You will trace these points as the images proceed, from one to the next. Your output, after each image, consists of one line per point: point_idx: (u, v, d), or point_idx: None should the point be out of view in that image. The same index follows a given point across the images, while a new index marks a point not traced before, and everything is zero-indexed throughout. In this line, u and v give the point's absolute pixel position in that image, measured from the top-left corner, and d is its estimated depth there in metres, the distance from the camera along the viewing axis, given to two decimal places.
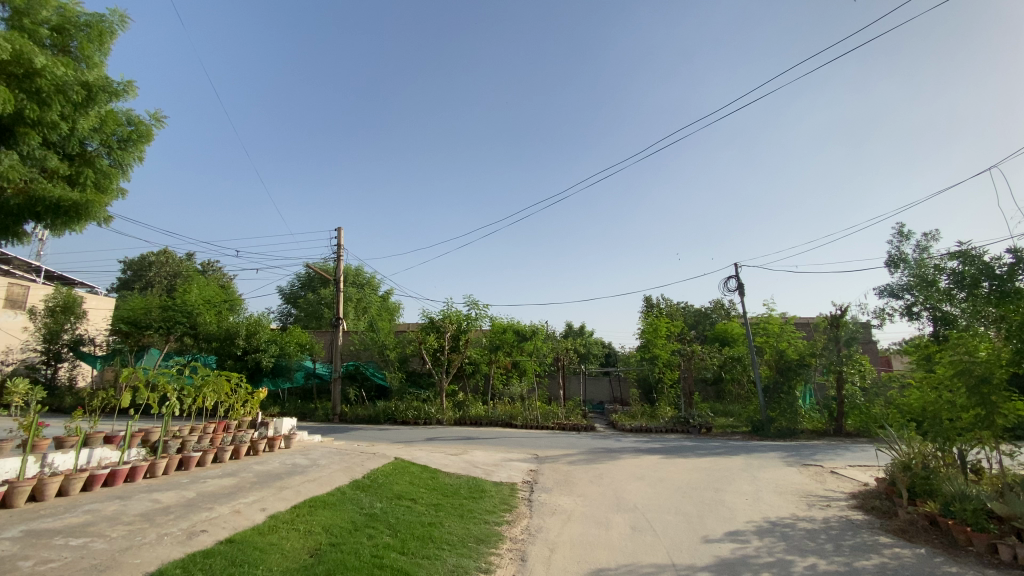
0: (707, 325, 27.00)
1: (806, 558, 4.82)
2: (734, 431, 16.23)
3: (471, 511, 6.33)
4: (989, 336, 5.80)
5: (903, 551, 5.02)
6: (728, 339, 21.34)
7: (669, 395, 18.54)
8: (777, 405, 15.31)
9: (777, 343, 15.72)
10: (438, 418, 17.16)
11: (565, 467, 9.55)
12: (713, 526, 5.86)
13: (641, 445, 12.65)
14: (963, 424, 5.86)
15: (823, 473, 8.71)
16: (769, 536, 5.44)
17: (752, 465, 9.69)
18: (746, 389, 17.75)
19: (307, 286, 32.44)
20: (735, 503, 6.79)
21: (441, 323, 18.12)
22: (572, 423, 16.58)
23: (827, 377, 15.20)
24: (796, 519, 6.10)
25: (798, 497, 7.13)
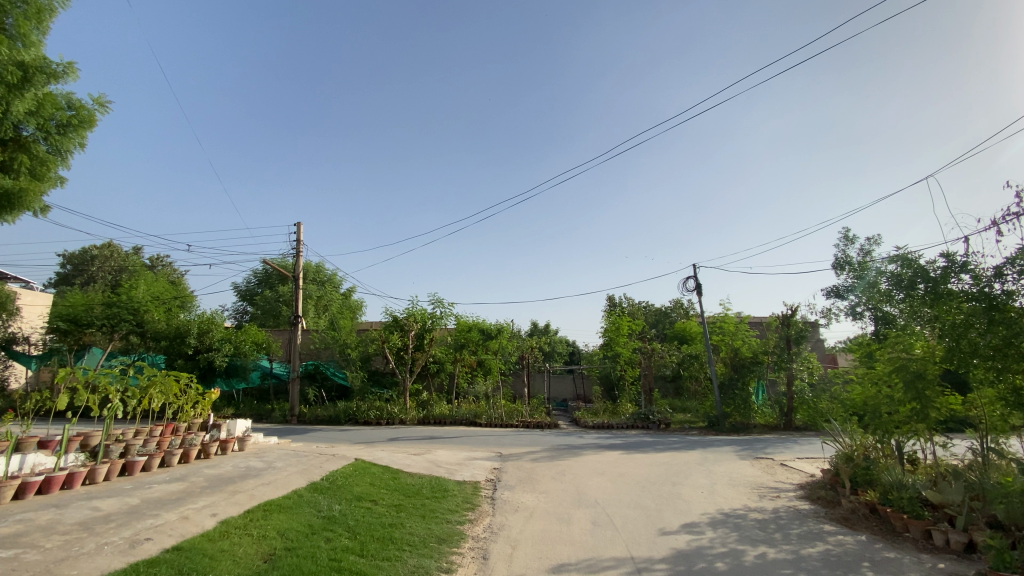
0: (667, 323, 27.75)
1: (757, 548, 5.02)
2: (692, 426, 16.74)
3: (433, 511, 6.27)
4: (922, 334, 6.18)
5: (846, 538, 5.31)
6: (686, 338, 21.97)
7: (630, 392, 18.92)
8: (732, 401, 15.94)
9: (732, 342, 16.48)
10: (401, 417, 16.91)
11: (528, 465, 9.60)
12: (670, 519, 6.03)
13: (603, 442, 12.89)
14: (899, 416, 6.23)
15: (774, 466, 9.08)
16: (722, 528, 5.64)
17: (708, 459, 10.01)
18: (703, 385, 18.33)
19: (264, 283, 31.35)
20: (691, 497, 7.01)
21: (406, 322, 17.82)
22: (536, 420, 16.71)
23: (778, 374, 15.87)
24: (748, 510, 6.34)
25: (751, 489, 7.42)
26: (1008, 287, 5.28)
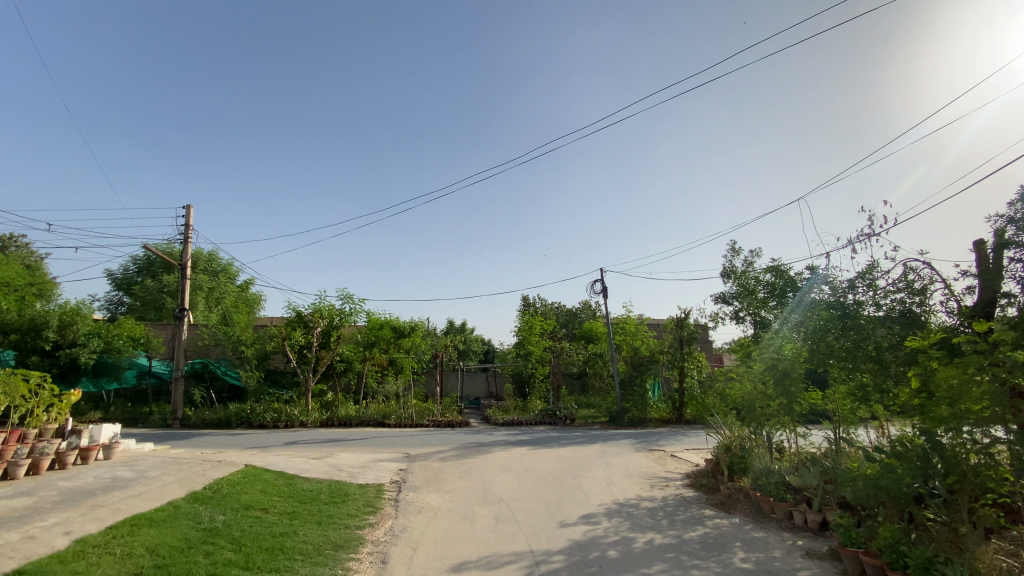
0: (576, 324, 28.94)
1: (645, 534, 5.38)
2: (595, 421, 17.62)
3: (330, 517, 5.98)
4: (793, 337, 6.93)
5: (722, 521, 5.86)
6: (593, 338, 23.03)
7: (539, 390, 19.44)
8: (631, 396, 17.01)
9: (632, 341, 17.51)
10: (302, 419, 15.97)
11: (435, 464, 9.51)
12: (569, 511, 6.27)
13: (511, 439, 13.12)
14: (770, 410, 7.00)
15: (665, 457, 9.80)
16: (616, 517, 5.97)
17: (608, 452, 10.58)
18: (606, 383, 19.32)
19: (146, 271, 28.06)
20: (590, 489, 7.35)
21: (311, 318, 16.82)
22: (446, 419, 16.60)
23: (672, 372, 17.14)
24: (640, 499, 6.79)
25: (643, 479, 7.95)
26: (858, 297, 6.16)
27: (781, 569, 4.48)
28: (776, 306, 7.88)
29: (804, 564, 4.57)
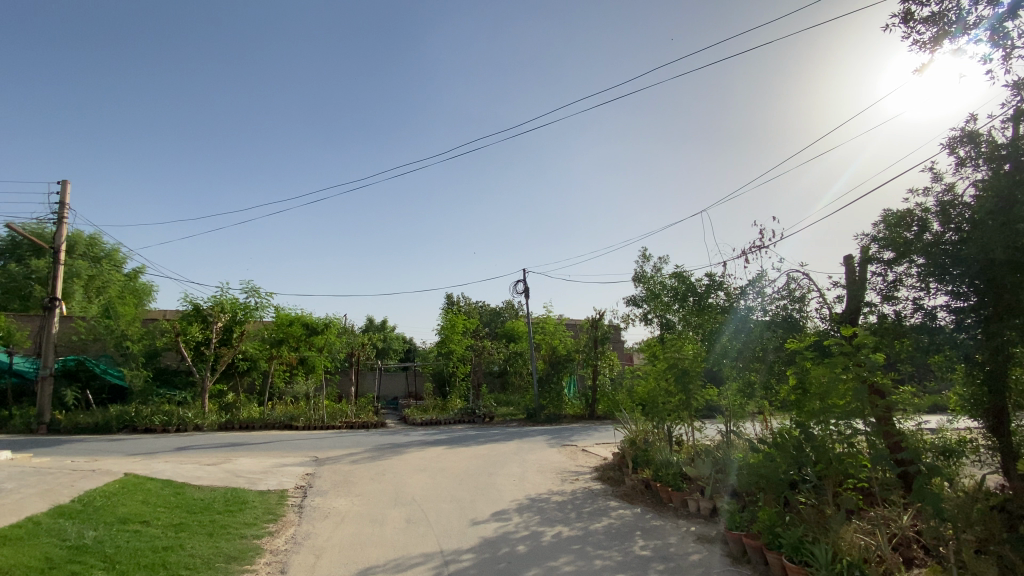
0: (498, 322, 29.22)
1: (554, 528, 5.54)
2: (512, 419, 17.92)
3: (224, 527, 5.54)
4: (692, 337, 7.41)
5: (625, 512, 6.19)
6: (514, 337, 23.30)
7: (459, 389, 19.35)
8: (548, 394, 17.62)
9: (551, 339, 18.23)
10: (197, 423, 14.65)
11: (346, 467, 9.15)
12: (481, 509, 6.31)
13: (428, 438, 12.97)
14: (671, 406, 7.52)
15: (577, 451, 10.19)
16: (527, 512, 6.10)
17: (523, 448, 10.79)
18: (525, 380, 19.68)
19: (8, 254, 24.33)
20: (503, 485, 7.44)
21: (210, 313, 15.45)
22: (360, 421, 16.01)
23: (586, 370, 17.82)
24: (550, 494, 6.99)
25: (555, 474, 8.20)
26: (749, 302, 6.79)
27: (675, 554, 4.81)
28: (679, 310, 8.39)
29: (695, 548, 4.94)
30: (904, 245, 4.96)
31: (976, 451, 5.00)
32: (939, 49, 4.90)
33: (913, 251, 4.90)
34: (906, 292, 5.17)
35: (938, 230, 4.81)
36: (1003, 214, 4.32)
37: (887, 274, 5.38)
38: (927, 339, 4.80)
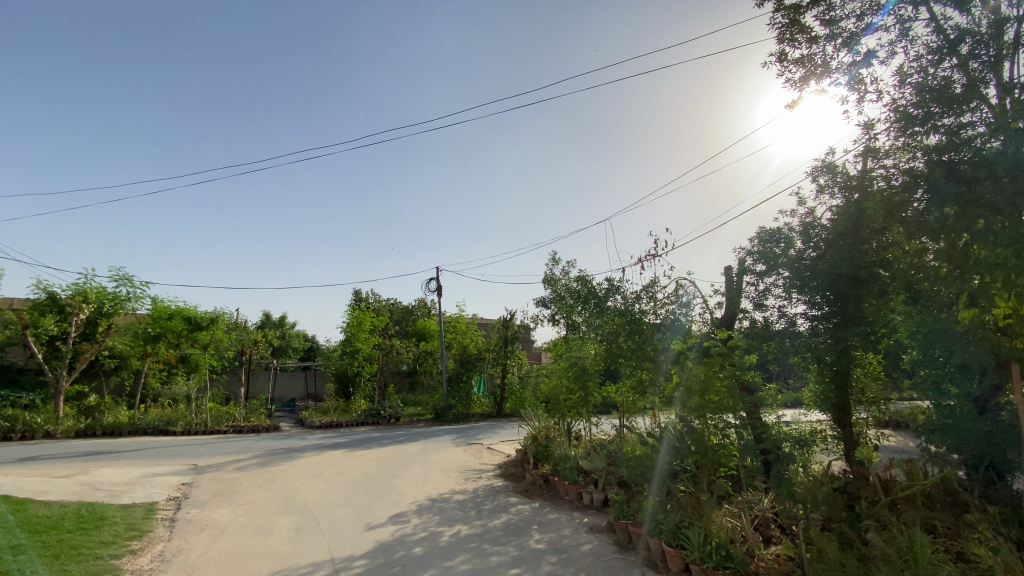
0: (409, 321, 28.63)
1: (453, 527, 5.53)
2: (419, 419, 17.65)
3: (74, 548, 4.85)
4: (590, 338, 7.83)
5: (523, 507, 6.34)
6: (424, 335, 22.93)
7: (364, 389, 18.61)
8: (457, 393, 17.56)
9: (462, 339, 18.12)
10: (48, 430, 12.72)
11: (230, 475, 8.43)
12: (379, 512, 6.12)
13: (327, 441, 12.35)
14: (571, 403, 7.90)
15: (481, 450, 10.26)
16: (426, 513, 6.02)
17: (427, 449, 10.65)
18: (434, 380, 19.46)
19: None
20: (404, 487, 7.29)
21: (69, 303, 13.48)
22: (251, 424, 14.84)
23: (496, 369, 17.98)
24: (452, 493, 6.97)
25: (458, 473, 8.20)
26: (642, 307, 7.22)
27: (568, 545, 5.01)
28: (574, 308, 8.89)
29: (586, 538, 5.18)
30: (774, 258, 5.56)
31: (825, 440, 5.68)
32: (808, 88, 5.54)
33: (780, 265, 5.54)
34: (773, 301, 5.85)
35: (801, 247, 5.52)
36: (850, 235, 5.16)
37: (759, 284, 6.04)
38: (788, 342, 5.46)
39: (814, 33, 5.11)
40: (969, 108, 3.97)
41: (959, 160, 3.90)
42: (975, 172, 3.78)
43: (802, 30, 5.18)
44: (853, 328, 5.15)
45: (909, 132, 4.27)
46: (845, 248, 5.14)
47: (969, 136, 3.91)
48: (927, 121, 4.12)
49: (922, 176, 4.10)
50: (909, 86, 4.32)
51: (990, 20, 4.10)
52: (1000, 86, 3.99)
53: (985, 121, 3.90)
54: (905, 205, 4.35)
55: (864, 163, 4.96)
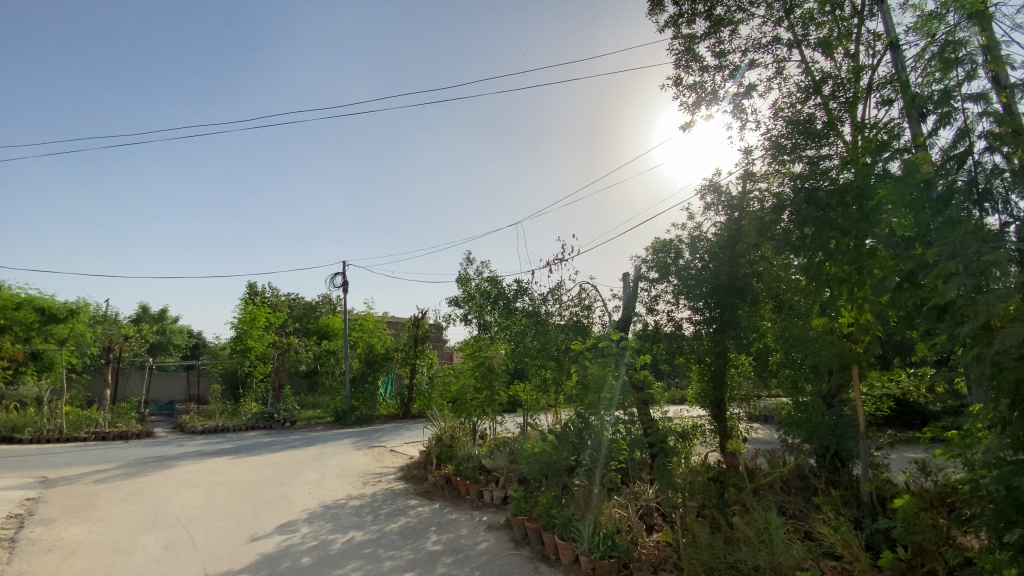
0: (311, 318, 27.08)
1: (346, 534, 5.31)
2: (318, 422, 16.75)
3: None
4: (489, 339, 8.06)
5: (423, 509, 6.25)
6: (328, 334, 21.88)
7: (256, 391, 17.22)
8: (360, 394, 16.98)
9: (368, 338, 17.48)
10: None
11: (87, 488, 7.39)
12: (265, 522, 5.71)
13: (209, 448, 11.29)
14: (477, 402, 7.99)
15: (384, 452, 9.98)
16: (318, 521, 5.72)
17: (325, 453, 10.13)
18: (336, 381, 18.58)
19: None
20: (295, 495, 6.86)
21: None
22: (117, 430, 13.15)
23: (404, 369, 17.40)
24: (348, 498, 6.69)
25: (357, 478, 7.89)
26: (548, 308, 7.49)
27: (465, 545, 5.02)
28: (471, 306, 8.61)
29: (484, 536, 5.23)
30: (666, 267, 6.05)
31: (704, 433, 6.19)
32: (699, 112, 6.05)
33: (670, 273, 6.01)
34: (663, 306, 6.33)
35: (688, 257, 5.98)
36: (730, 249, 5.72)
37: (651, 290, 6.50)
38: (676, 344, 6.03)
39: (705, 63, 5.60)
40: (827, 142, 4.57)
41: (818, 188, 4.47)
42: (830, 199, 4.32)
43: (695, 58, 5.65)
44: (730, 332, 5.73)
45: (780, 159, 4.82)
46: (725, 262, 5.70)
47: (825, 167, 4.48)
48: (794, 151, 4.68)
49: (789, 202, 4.71)
50: (780, 119, 4.89)
51: (848, 67, 4.75)
52: (852, 125, 4.62)
53: (838, 154, 4.50)
54: (774, 226, 4.92)
55: (743, 185, 5.51)
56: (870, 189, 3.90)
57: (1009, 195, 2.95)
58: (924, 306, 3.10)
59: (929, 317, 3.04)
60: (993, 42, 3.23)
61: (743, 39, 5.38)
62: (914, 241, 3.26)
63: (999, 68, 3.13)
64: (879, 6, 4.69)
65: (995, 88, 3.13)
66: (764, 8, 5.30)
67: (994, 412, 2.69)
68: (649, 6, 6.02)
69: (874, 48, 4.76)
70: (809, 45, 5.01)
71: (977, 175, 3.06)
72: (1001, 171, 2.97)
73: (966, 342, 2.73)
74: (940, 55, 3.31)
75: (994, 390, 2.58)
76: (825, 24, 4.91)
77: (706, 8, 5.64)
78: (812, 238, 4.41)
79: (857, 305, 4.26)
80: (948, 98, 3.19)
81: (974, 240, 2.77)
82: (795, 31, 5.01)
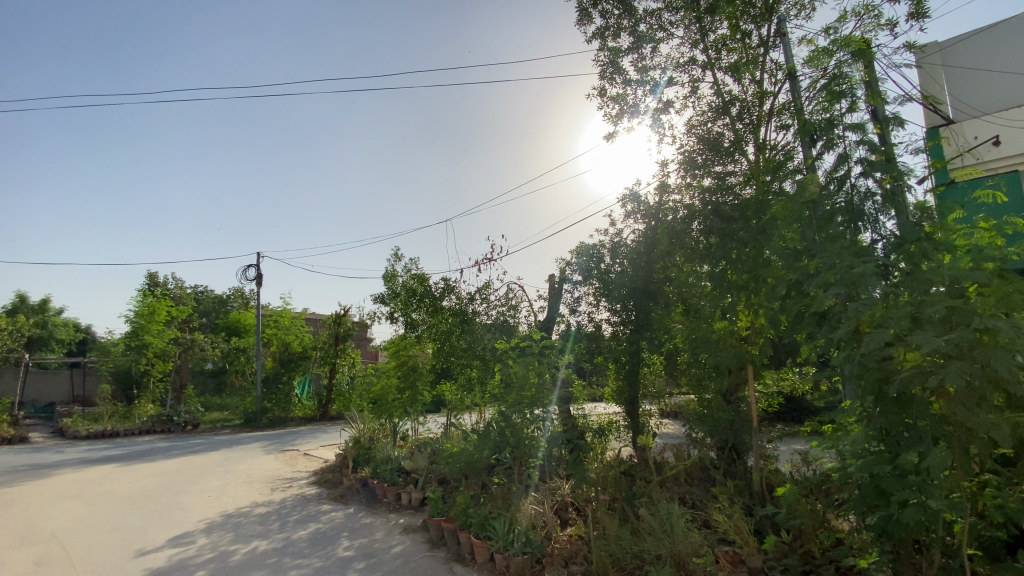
0: (221, 313, 25.14)
1: (248, 544, 4.97)
2: (224, 425, 15.57)
3: None
4: (413, 338, 7.87)
5: (336, 514, 6.01)
6: (239, 329, 20.45)
7: (153, 391, 15.71)
8: (273, 395, 16.02)
9: (284, 335, 16.47)
10: None
11: None
12: (156, 535, 5.22)
13: (93, 454, 10.13)
14: (399, 402, 7.82)
15: (296, 456, 9.47)
16: (217, 531, 5.31)
17: (230, 458, 9.44)
18: (247, 381, 17.39)
19: None
20: (192, 504, 6.33)
21: None
22: None
23: (323, 369, 16.46)
24: (253, 506, 6.27)
25: (265, 484, 7.42)
26: (475, 307, 7.42)
27: (378, 549, 4.89)
28: (395, 301, 8.20)
29: (399, 540, 5.12)
30: (588, 269, 6.48)
31: (619, 429, 6.44)
32: (621, 123, 6.31)
33: (591, 276, 6.48)
34: (585, 307, 6.55)
35: (608, 262, 6.41)
36: (646, 255, 6.05)
37: (574, 292, 6.70)
38: (596, 344, 6.40)
39: (628, 76, 5.86)
40: (732, 160, 4.92)
41: (723, 202, 4.83)
42: (733, 213, 4.72)
43: (619, 71, 5.89)
44: (645, 333, 6.12)
45: (692, 173, 5.14)
46: (640, 269, 6.08)
47: (730, 183, 4.84)
48: (705, 166, 5.02)
49: (698, 213, 5.03)
50: (693, 135, 5.22)
51: (753, 92, 5.15)
52: (755, 145, 5.00)
53: (742, 172, 4.86)
54: (685, 234, 5.18)
55: (659, 196, 5.81)
56: (767, 205, 4.37)
57: (879, 216, 3.24)
58: (806, 312, 3.43)
59: (810, 322, 3.38)
60: (872, 79, 3.61)
61: (663, 57, 5.68)
62: (802, 253, 3.61)
63: (876, 103, 3.50)
64: (781, 39, 5.12)
65: (873, 121, 3.50)
66: (683, 30, 5.63)
67: (861, 409, 3.01)
68: (578, 16, 6.19)
69: (776, 76, 5.19)
70: (721, 69, 5.39)
71: (855, 198, 3.35)
72: (873, 195, 3.28)
73: (840, 345, 3.04)
74: (829, 87, 3.67)
75: (861, 388, 2.88)
76: (735, 50, 5.29)
77: (630, 24, 5.89)
78: (716, 247, 4.81)
79: (753, 310, 4.65)
80: (833, 126, 3.53)
81: (849, 255, 3.09)
82: (709, 54, 5.38)
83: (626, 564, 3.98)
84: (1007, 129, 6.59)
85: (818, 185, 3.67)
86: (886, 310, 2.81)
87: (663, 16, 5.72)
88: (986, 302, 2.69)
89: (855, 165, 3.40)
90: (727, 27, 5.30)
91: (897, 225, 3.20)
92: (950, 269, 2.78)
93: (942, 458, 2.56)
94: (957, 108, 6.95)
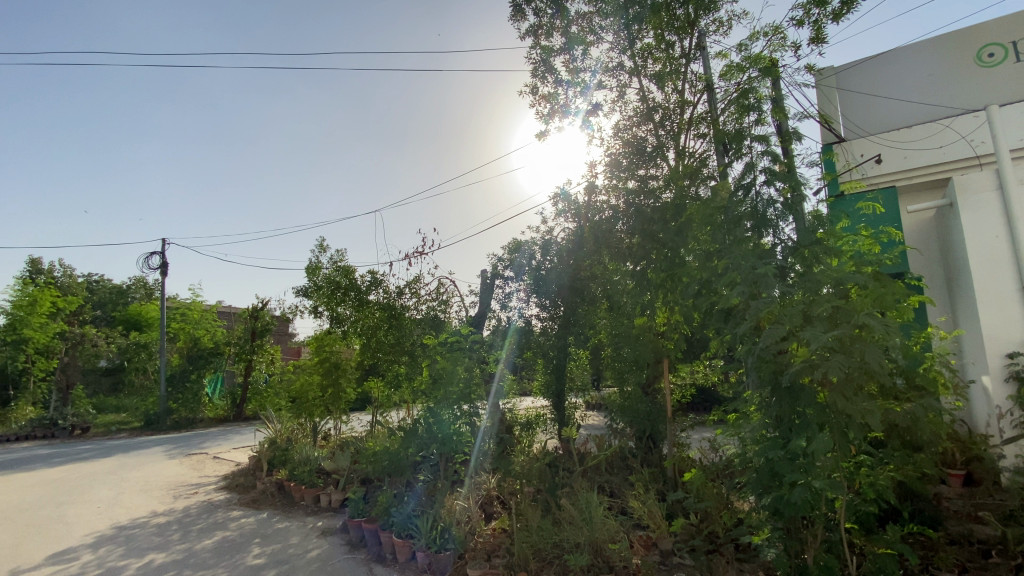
0: (118, 305, 22.73)
1: (143, 557, 4.55)
2: (120, 428, 14.17)
3: None
4: (338, 334, 7.57)
5: (246, 520, 5.65)
6: (140, 323, 18.69)
7: (33, 392, 13.89)
8: (180, 395, 14.76)
9: (193, 330, 15.14)
10: None
11: None
12: (31, 552, 4.63)
13: None
14: (322, 400, 7.56)
15: (204, 460, 8.82)
16: (106, 545, 4.80)
17: (126, 464, 8.61)
18: (149, 379, 15.93)
19: None
20: (77, 516, 5.68)
21: None
22: None
23: (236, 367, 15.34)
24: (151, 516, 5.74)
25: (165, 491, 6.82)
26: (404, 301, 7.21)
27: (292, 555, 4.65)
28: (318, 294, 7.81)
29: (315, 544, 4.90)
30: (521, 267, 6.64)
31: (546, 422, 6.54)
32: (552, 122, 6.41)
33: (524, 273, 6.61)
34: (516, 303, 6.62)
35: (540, 258, 6.55)
36: (575, 253, 6.19)
37: (505, 288, 6.74)
38: (526, 338, 6.50)
39: (559, 76, 5.96)
40: (655, 164, 5.13)
41: (645, 205, 5.05)
42: (654, 215, 4.93)
43: (551, 71, 5.98)
44: (572, 330, 6.31)
45: (618, 175, 5.31)
46: (568, 268, 6.27)
47: (652, 186, 5.01)
48: (629, 169, 5.20)
49: (624, 214, 5.24)
50: (620, 138, 5.41)
51: (675, 100, 5.42)
52: (675, 151, 5.25)
53: (662, 175, 5.06)
54: (611, 232, 5.46)
55: (588, 195, 5.97)
56: (683, 209, 4.63)
57: (780, 222, 3.49)
58: (715, 309, 3.68)
59: (719, 319, 3.62)
60: (777, 95, 3.89)
61: (594, 60, 5.83)
62: (712, 254, 3.87)
63: (780, 118, 3.79)
64: (701, 52, 5.43)
65: (777, 134, 3.78)
66: (613, 35, 5.81)
67: (759, 398, 3.27)
68: (512, 12, 6.19)
69: (695, 87, 5.49)
70: (646, 76, 5.63)
71: (759, 205, 3.57)
72: (775, 202, 3.51)
73: (743, 340, 3.28)
74: (741, 100, 3.93)
75: (760, 379, 3.14)
76: (660, 60, 5.51)
77: (563, 24, 5.99)
78: (638, 247, 5.09)
79: (669, 307, 4.92)
80: (742, 137, 3.77)
81: (752, 257, 3.34)
82: (636, 61, 5.59)
83: (547, 553, 4.06)
84: (888, 149, 7.25)
85: (728, 191, 3.92)
86: (781, 307, 3.08)
87: (594, 20, 5.87)
88: (864, 302, 2.99)
89: (760, 174, 3.66)
90: (653, 37, 5.48)
91: (795, 231, 3.47)
92: (837, 271, 3.06)
93: (825, 442, 2.83)
94: (849, 127, 7.70)
